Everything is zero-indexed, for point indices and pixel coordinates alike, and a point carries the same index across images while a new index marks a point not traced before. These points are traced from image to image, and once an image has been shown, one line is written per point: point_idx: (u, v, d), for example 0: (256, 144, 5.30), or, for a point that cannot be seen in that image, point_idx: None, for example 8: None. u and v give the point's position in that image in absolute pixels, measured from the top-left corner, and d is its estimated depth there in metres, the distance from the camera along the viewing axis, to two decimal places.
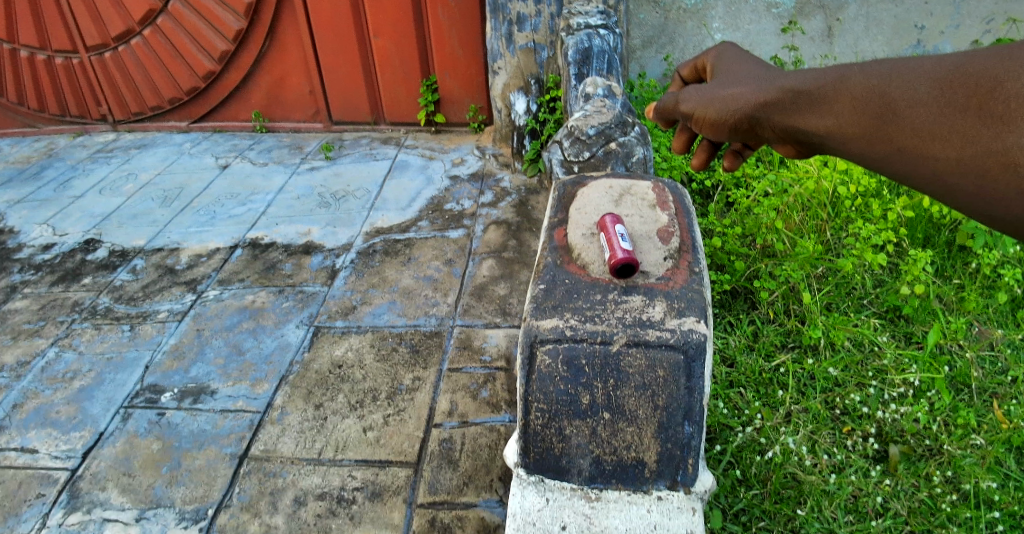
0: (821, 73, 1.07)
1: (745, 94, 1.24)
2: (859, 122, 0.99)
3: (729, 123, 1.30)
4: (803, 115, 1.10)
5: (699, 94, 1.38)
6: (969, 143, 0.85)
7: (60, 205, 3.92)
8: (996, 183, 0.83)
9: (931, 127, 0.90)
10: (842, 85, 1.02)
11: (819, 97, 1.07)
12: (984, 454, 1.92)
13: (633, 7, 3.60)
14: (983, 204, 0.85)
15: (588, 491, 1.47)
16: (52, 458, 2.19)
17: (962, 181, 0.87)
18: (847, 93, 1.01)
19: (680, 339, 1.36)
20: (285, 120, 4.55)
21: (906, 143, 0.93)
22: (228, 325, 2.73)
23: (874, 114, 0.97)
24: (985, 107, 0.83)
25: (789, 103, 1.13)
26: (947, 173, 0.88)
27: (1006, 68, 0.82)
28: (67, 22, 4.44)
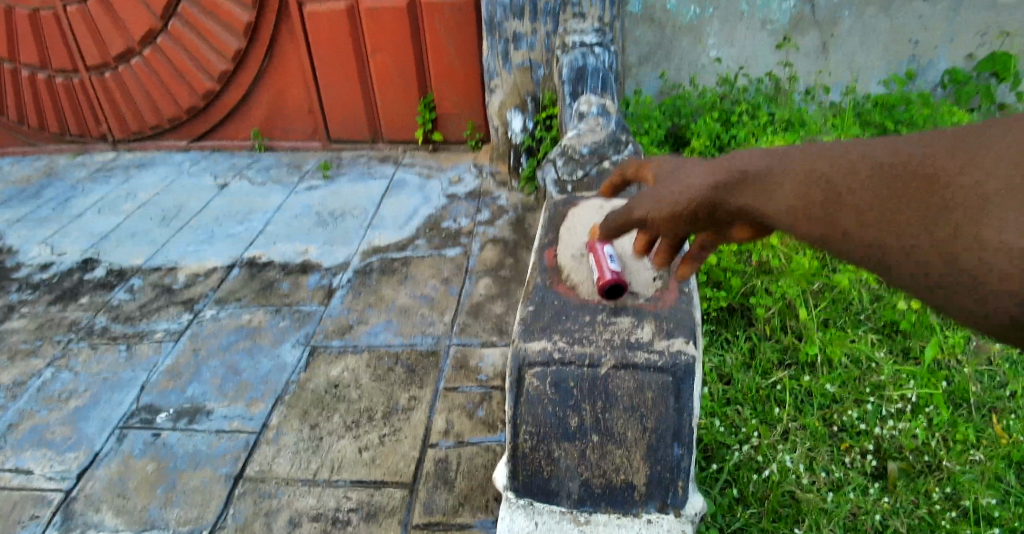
0: (774, 155, 0.98)
1: (698, 181, 1.10)
2: (807, 203, 0.89)
3: (687, 216, 1.14)
4: (758, 199, 0.98)
5: (658, 191, 1.20)
6: (912, 226, 0.75)
7: (59, 224, 3.94)
8: (943, 272, 0.72)
9: (873, 210, 0.80)
10: (791, 167, 0.94)
11: (773, 179, 0.96)
12: (984, 470, 1.90)
13: (629, 25, 3.64)
14: (932, 293, 0.74)
15: (577, 515, 1.47)
16: (47, 479, 2.18)
17: (907, 268, 0.76)
18: (795, 177, 0.92)
19: (668, 361, 1.35)
20: (284, 139, 4.58)
21: (848, 223, 0.82)
22: (224, 344, 2.73)
23: (822, 193, 0.87)
24: (932, 188, 0.74)
25: (742, 185, 1.02)
26: (888, 257, 0.78)
27: (951, 154, 0.74)
28: (69, 41, 4.49)
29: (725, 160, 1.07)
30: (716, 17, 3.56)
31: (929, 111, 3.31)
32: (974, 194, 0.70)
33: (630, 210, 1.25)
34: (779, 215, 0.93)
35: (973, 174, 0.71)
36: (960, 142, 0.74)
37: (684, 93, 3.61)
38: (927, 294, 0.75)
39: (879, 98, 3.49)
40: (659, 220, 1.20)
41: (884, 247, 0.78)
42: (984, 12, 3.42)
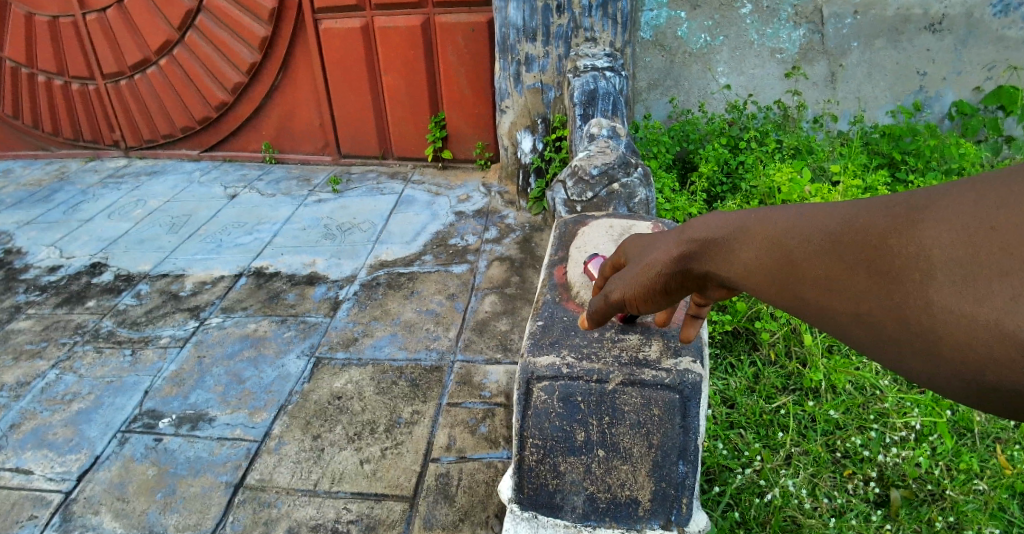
0: (730, 221, 0.97)
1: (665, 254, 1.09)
2: (771, 268, 0.87)
3: (660, 291, 1.12)
4: (725, 269, 0.97)
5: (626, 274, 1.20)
6: (871, 294, 0.73)
7: (69, 228, 3.98)
8: (905, 339, 0.70)
9: (829, 279, 0.78)
10: (747, 232, 0.92)
11: (735, 247, 0.94)
12: (987, 500, 1.89)
13: (639, 50, 3.70)
14: (901, 362, 0.72)
15: (581, 529, 1.47)
16: (47, 480, 2.19)
17: (873, 335, 0.74)
18: (753, 243, 0.91)
19: (675, 379, 1.36)
20: (295, 152, 4.64)
21: (813, 291, 0.81)
22: (229, 353, 2.75)
23: (782, 258, 0.85)
24: (881, 254, 0.72)
25: (707, 254, 1.00)
26: (853, 321, 0.76)
27: (891, 220, 0.72)
28: (86, 49, 4.58)
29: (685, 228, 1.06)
30: (725, 45, 3.61)
31: (936, 142, 3.34)
32: (922, 264, 0.67)
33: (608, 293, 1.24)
34: (745, 279, 0.92)
35: (912, 241, 0.69)
36: (905, 206, 0.72)
37: (693, 118, 3.65)
38: (896, 361, 0.73)
39: (886, 127, 3.53)
40: (635, 296, 1.17)
41: (848, 314, 0.77)
42: (992, 46, 3.46)
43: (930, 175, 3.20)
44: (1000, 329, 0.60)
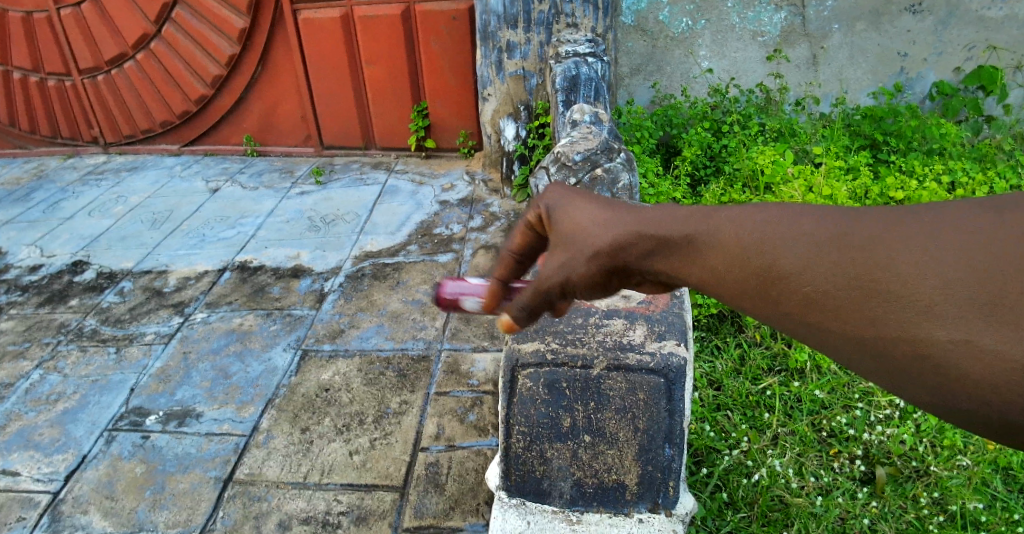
0: (682, 217, 0.81)
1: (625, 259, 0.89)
2: (744, 280, 0.73)
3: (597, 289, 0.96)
4: (681, 271, 0.81)
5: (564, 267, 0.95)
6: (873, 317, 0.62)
7: (49, 226, 3.91)
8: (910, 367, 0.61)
9: (821, 295, 0.66)
10: (706, 234, 0.77)
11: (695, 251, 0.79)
12: (970, 475, 1.91)
13: (621, 35, 3.68)
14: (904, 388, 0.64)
15: (569, 514, 1.48)
16: (34, 481, 2.16)
17: (875, 364, 0.65)
18: (715, 247, 0.76)
19: (660, 363, 1.36)
20: (276, 145, 4.57)
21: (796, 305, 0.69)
22: (215, 348, 2.72)
23: (758, 271, 0.71)
24: (879, 283, 0.61)
25: (652, 254, 0.83)
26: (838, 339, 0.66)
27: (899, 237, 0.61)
28: (62, 45, 4.48)
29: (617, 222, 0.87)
30: (708, 28, 3.60)
31: (916, 123, 3.34)
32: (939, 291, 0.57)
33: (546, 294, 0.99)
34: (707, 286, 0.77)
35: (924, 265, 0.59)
36: (909, 227, 0.61)
37: (676, 102, 3.64)
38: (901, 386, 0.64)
39: (868, 109, 3.53)
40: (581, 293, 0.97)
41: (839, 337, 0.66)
42: (972, 25, 3.48)
43: (911, 157, 3.21)
44: None
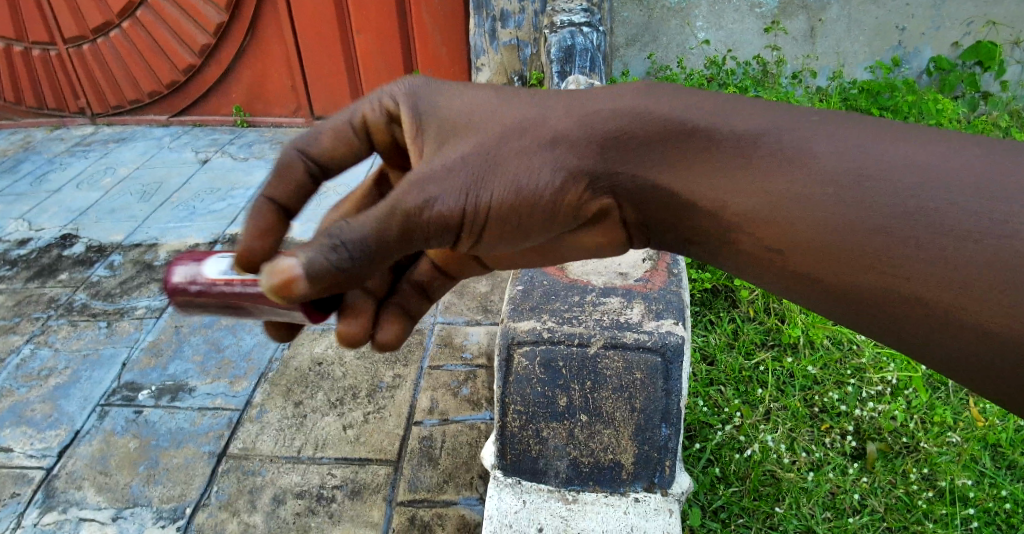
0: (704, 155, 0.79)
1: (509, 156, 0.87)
2: (783, 210, 0.74)
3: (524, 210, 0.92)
4: (694, 183, 0.81)
5: (458, 172, 0.87)
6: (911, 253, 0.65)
7: (36, 199, 3.84)
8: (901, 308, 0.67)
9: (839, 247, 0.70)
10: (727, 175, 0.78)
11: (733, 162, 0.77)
12: (960, 451, 1.93)
13: (617, 5, 3.61)
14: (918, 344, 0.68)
15: (565, 494, 1.48)
16: (28, 457, 2.15)
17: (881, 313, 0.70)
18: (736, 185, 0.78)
19: (657, 342, 1.34)
20: (266, 115, 4.49)
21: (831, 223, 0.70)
22: (207, 321, 2.69)
23: (809, 191, 0.72)
24: (951, 227, 0.63)
25: (668, 160, 0.82)
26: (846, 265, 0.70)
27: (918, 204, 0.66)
28: (46, 12, 4.36)
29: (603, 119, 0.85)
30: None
31: (913, 98, 3.30)
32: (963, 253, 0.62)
33: (410, 210, 0.85)
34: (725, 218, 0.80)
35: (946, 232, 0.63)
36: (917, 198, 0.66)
37: (672, 74, 3.58)
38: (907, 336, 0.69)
39: (865, 83, 3.48)
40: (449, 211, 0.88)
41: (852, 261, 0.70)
42: None
43: None
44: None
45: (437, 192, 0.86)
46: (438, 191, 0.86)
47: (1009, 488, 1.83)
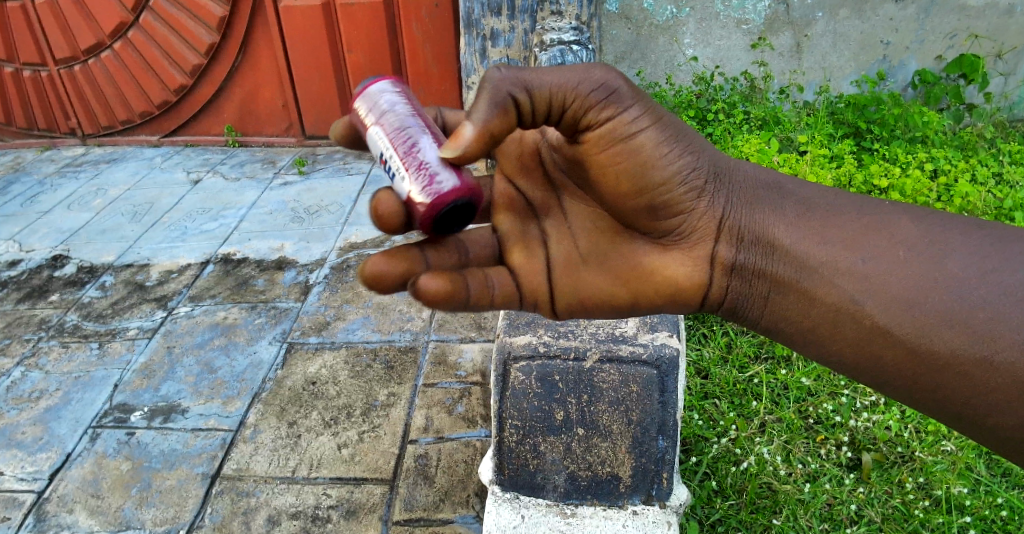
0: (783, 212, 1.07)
1: (674, 118, 1.10)
2: (841, 259, 0.97)
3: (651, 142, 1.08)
4: (790, 224, 1.05)
5: (631, 85, 1.06)
6: (970, 308, 0.87)
7: (27, 220, 3.83)
8: (967, 364, 0.86)
9: (887, 288, 0.93)
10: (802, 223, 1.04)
11: (823, 215, 1.03)
12: (955, 460, 1.94)
13: (605, 23, 3.66)
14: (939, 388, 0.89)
15: (563, 508, 1.47)
16: (18, 481, 2.12)
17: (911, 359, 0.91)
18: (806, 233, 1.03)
19: (652, 355, 1.36)
20: (258, 135, 4.51)
21: (904, 276, 0.92)
22: (199, 342, 2.68)
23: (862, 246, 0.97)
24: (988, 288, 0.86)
25: (769, 207, 1.08)
26: (917, 317, 0.90)
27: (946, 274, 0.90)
28: (37, 33, 4.38)
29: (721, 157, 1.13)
30: (692, 17, 3.59)
31: (899, 111, 3.35)
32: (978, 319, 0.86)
33: (595, 69, 1.03)
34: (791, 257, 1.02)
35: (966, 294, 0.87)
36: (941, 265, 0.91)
37: (660, 90, 3.63)
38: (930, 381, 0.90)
39: (851, 97, 3.53)
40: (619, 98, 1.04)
41: (925, 317, 0.89)
42: (954, 13, 3.51)
43: (895, 144, 3.22)
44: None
45: (619, 75, 1.05)
46: (620, 76, 1.05)
47: (1005, 496, 1.84)
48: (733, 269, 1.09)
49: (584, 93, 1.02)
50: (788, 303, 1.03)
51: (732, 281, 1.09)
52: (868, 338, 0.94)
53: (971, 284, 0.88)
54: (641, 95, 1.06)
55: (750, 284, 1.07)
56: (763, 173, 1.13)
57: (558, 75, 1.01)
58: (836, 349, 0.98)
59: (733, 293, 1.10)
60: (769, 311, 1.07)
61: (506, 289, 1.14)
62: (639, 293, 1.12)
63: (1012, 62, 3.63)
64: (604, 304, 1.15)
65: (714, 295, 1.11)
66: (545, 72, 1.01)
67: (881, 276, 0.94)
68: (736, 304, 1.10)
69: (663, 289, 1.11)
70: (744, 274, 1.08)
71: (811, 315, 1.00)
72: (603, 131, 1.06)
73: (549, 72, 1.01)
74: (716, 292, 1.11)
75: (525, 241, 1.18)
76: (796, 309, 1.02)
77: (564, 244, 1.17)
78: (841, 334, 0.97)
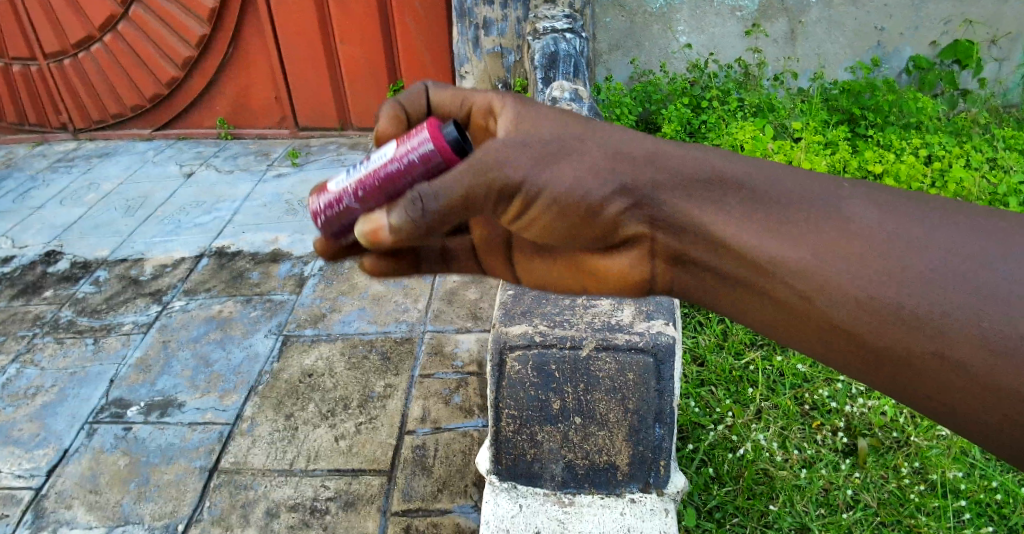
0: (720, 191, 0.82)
1: (576, 144, 0.88)
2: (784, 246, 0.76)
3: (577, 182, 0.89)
4: (729, 217, 0.80)
5: (527, 152, 0.88)
6: (929, 305, 0.65)
7: (18, 216, 3.80)
8: (923, 362, 0.66)
9: (846, 286, 0.70)
10: (742, 211, 0.80)
11: (776, 207, 0.78)
12: (949, 444, 1.95)
13: (599, 11, 3.64)
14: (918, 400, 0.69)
15: (561, 496, 1.49)
16: (15, 478, 2.11)
17: (883, 369, 0.70)
18: (747, 219, 0.79)
19: (648, 342, 1.34)
20: (250, 127, 4.47)
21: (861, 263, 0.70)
22: (195, 336, 2.67)
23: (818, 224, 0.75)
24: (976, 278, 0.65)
25: (709, 198, 0.83)
26: (873, 315, 0.68)
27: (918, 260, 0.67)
28: (25, 27, 4.33)
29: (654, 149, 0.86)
30: (686, 4, 3.57)
31: (894, 97, 3.34)
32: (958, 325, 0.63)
33: (483, 167, 0.88)
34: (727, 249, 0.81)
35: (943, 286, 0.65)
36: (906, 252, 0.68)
37: (655, 79, 3.62)
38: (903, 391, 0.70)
39: (846, 83, 3.51)
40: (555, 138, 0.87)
41: (873, 312, 0.68)
42: None
43: (889, 131, 3.21)
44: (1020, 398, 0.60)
45: (507, 155, 0.88)
46: (510, 156, 0.88)
47: (999, 480, 1.85)
48: (679, 260, 0.90)
49: (484, 197, 0.90)
50: (738, 295, 0.84)
51: (679, 272, 0.91)
52: (820, 334, 0.75)
53: (945, 269, 0.66)
54: (538, 161, 0.88)
55: (701, 277, 0.89)
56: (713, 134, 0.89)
57: (451, 191, 0.89)
58: (792, 341, 0.80)
59: (684, 282, 0.92)
60: (722, 301, 0.87)
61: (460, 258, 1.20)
62: (592, 286, 1.04)
63: (1007, 48, 3.62)
64: (556, 290, 1.11)
65: (663, 284, 0.95)
66: (442, 201, 0.89)
67: (832, 264, 0.72)
68: (687, 293, 0.92)
69: (610, 284, 1.02)
70: (692, 267, 0.88)
71: (767, 310, 0.81)
72: (517, 213, 0.93)
73: (444, 192, 0.89)
74: (664, 282, 0.95)
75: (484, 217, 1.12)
76: (754, 304, 0.82)
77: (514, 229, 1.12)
78: (793, 328, 0.78)
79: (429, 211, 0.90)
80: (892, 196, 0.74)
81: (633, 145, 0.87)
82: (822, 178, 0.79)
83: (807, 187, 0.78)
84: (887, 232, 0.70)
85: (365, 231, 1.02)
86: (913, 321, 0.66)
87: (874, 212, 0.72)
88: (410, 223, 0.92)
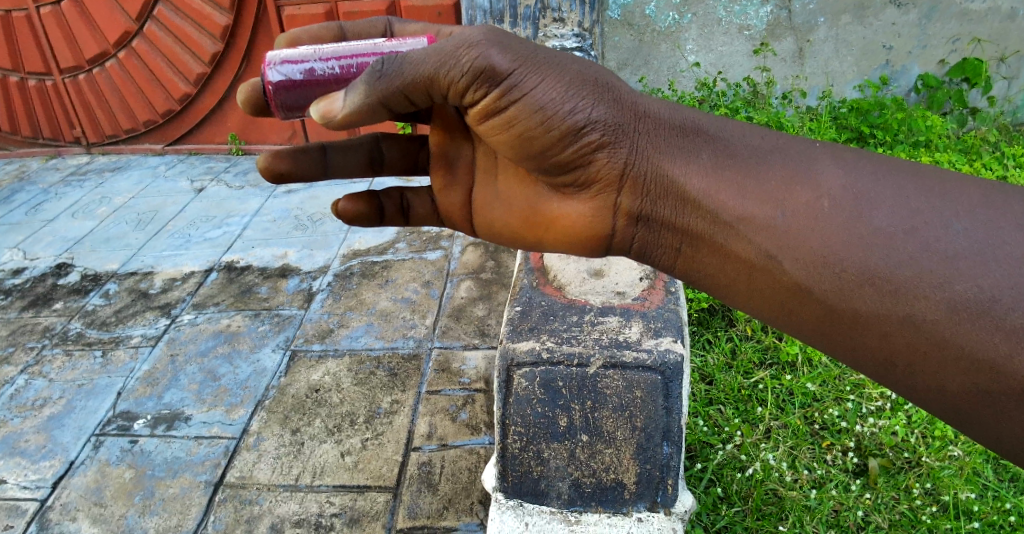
0: (699, 150, 0.89)
1: (565, 63, 0.93)
2: (760, 212, 0.81)
3: (564, 94, 0.91)
4: (703, 175, 0.87)
5: (512, 51, 0.91)
6: (897, 267, 0.71)
7: (32, 228, 3.85)
8: (889, 326, 0.71)
9: (818, 249, 0.76)
10: (717, 168, 0.87)
11: (749, 165, 0.85)
12: (962, 465, 1.92)
13: (608, 30, 3.68)
14: (876, 363, 0.75)
15: (568, 515, 1.47)
16: (21, 489, 2.12)
17: (850, 333, 0.75)
18: (722, 176, 0.85)
19: (657, 360, 1.35)
20: (261, 143, 4.52)
21: (824, 233, 0.76)
22: (202, 350, 2.68)
23: (790, 198, 0.80)
24: (932, 252, 0.70)
25: (682, 155, 0.90)
26: (836, 276, 0.75)
27: (885, 231, 0.73)
28: (41, 43, 4.41)
29: (638, 98, 0.95)
30: (694, 23, 3.60)
31: (903, 115, 3.34)
32: (922, 285, 0.70)
33: (466, 46, 0.89)
34: (701, 203, 0.86)
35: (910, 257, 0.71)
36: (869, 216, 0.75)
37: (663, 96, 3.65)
38: (862, 352, 0.75)
39: (854, 101, 3.52)
40: (550, 54, 0.93)
41: (843, 272, 0.74)
42: (956, 18, 3.50)
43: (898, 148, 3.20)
44: (972, 357, 0.66)
45: (494, 44, 0.90)
46: (496, 46, 0.90)
47: (1013, 501, 1.82)
48: (639, 219, 0.95)
49: (455, 77, 0.90)
50: (704, 258, 0.89)
51: (637, 230, 0.96)
52: (785, 296, 0.80)
53: (901, 242, 0.72)
54: (525, 62, 0.91)
55: (658, 235, 0.94)
56: (699, 115, 0.93)
57: (421, 65, 0.90)
58: (757, 308, 0.85)
59: (640, 240, 0.97)
60: (682, 263, 0.93)
61: (422, 210, 1.19)
62: (542, 234, 1.05)
63: (1016, 66, 3.62)
64: (507, 237, 1.11)
65: (618, 241, 0.99)
66: (406, 70, 0.90)
67: (801, 231, 0.78)
68: (644, 252, 0.98)
69: (560, 233, 1.03)
70: (651, 224, 0.94)
71: (729, 271, 0.86)
72: (487, 111, 0.94)
73: (410, 62, 0.91)
74: (620, 239, 0.99)
75: (448, 167, 1.14)
76: (716, 265, 0.87)
77: (478, 172, 1.12)
78: (757, 290, 0.83)
79: (385, 75, 0.90)
80: (869, 164, 0.80)
81: (619, 84, 0.95)
82: (803, 152, 0.85)
83: (788, 151, 0.85)
84: (856, 193, 0.77)
85: (318, 108, 0.95)
86: (876, 283, 0.72)
87: (841, 176, 0.79)
88: (364, 91, 0.91)
